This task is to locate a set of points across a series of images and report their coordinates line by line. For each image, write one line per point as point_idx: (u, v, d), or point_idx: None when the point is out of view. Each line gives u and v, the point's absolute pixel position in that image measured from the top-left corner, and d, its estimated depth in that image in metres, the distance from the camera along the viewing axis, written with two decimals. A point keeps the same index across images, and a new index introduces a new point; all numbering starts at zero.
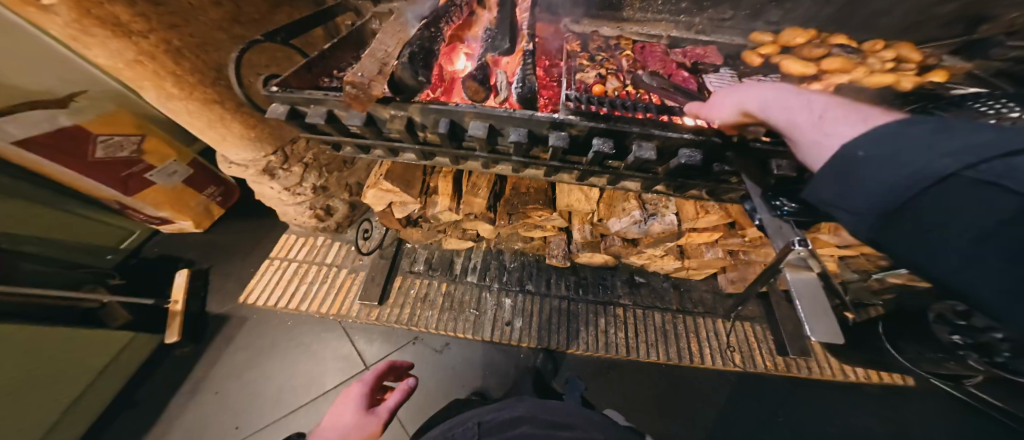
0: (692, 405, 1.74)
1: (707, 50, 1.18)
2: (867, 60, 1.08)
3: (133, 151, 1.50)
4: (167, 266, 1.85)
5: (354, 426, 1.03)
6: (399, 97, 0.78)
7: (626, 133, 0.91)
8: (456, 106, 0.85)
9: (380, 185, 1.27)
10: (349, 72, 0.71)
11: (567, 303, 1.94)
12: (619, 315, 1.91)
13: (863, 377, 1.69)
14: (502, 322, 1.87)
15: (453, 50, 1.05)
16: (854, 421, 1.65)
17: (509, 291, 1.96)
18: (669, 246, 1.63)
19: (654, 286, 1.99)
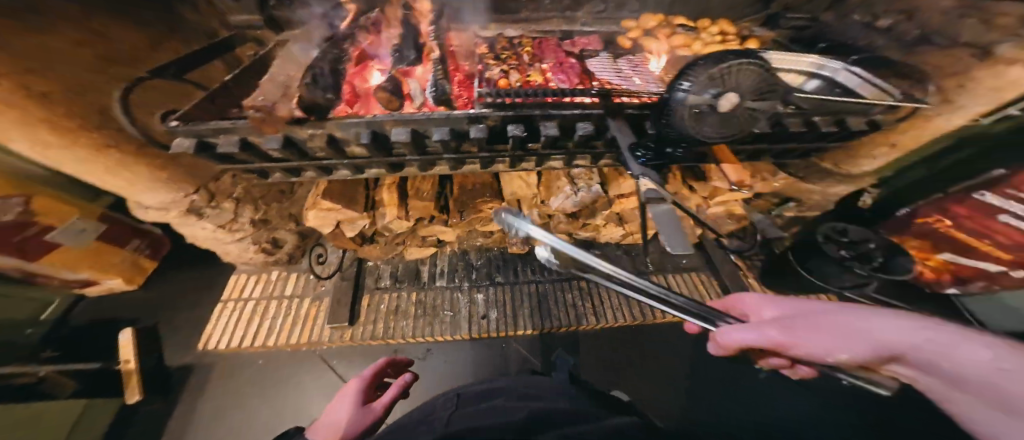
0: (662, 358, 1.88)
1: (591, 39, 1.35)
2: (699, 35, 1.22)
3: (21, 213, 1.26)
4: (106, 330, 1.72)
5: (355, 418, 1.00)
6: (313, 117, 0.83)
7: (531, 118, 1.06)
8: (375, 117, 0.92)
9: (321, 204, 1.29)
10: (250, 99, 0.75)
11: (534, 286, 2.06)
12: (584, 287, 2.06)
13: None
14: (478, 316, 1.94)
15: (365, 68, 1.08)
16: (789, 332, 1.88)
17: (480, 286, 2.04)
18: (607, 214, 1.81)
19: (609, 256, 2.14)
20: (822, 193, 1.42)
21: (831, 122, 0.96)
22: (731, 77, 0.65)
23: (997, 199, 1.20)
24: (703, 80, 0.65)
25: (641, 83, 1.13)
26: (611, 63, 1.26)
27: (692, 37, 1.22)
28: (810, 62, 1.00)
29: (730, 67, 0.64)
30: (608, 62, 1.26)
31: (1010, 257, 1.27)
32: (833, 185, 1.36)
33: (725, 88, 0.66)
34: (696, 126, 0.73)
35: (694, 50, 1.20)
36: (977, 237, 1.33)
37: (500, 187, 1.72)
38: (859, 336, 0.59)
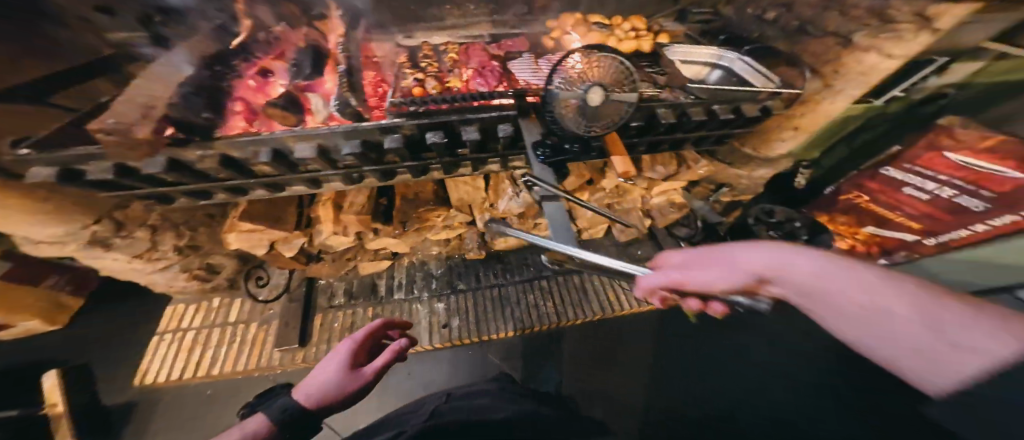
0: (635, 347, 1.82)
1: (517, 41, 1.31)
2: (613, 31, 1.23)
3: None
4: (30, 375, 1.59)
5: (338, 383, 0.82)
6: (196, 138, 0.78)
7: (449, 124, 1.01)
8: (270, 133, 0.84)
9: (239, 226, 1.21)
10: (94, 121, 0.64)
11: (497, 290, 2.00)
12: (546, 286, 2.00)
13: None
14: (439, 325, 1.88)
15: (267, 84, 1.03)
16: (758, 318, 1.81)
17: (441, 295, 1.97)
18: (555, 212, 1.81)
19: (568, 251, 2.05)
20: (752, 178, 1.46)
21: (728, 110, 1.00)
22: (596, 73, 0.74)
23: (902, 173, 1.27)
24: (571, 73, 0.73)
25: None
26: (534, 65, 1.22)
27: (608, 34, 1.22)
28: (710, 53, 1.08)
29: (593, 67, 0.74)
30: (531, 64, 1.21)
31: (922, 225, 1.34)
32: (759, 170, 1.40)
33: (593, 81, 0.73)
34: (574, 116, 0.73)
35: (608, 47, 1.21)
36: (892, 210, 1.41)
37: (445, 193, 1.71)
38: (743, 266, 0.57)
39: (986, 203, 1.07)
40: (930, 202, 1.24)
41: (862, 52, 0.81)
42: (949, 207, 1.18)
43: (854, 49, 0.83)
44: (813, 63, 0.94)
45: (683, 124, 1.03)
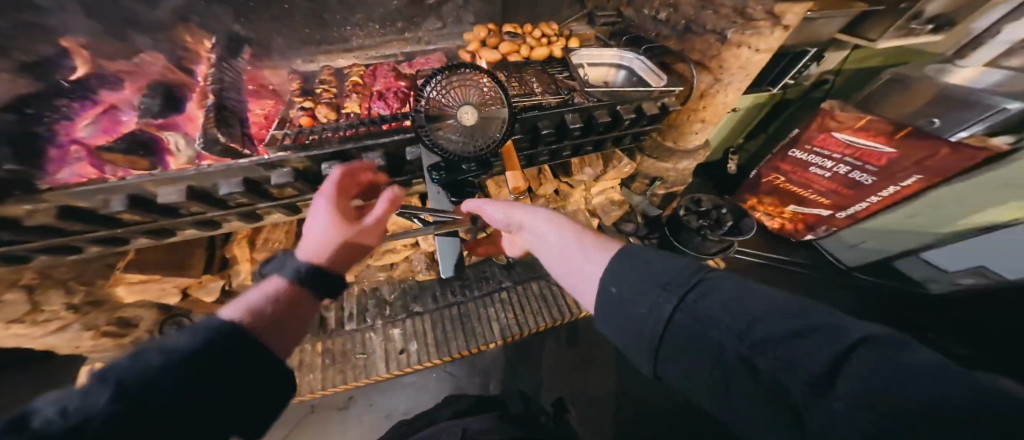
0: (599, 345, 1.85)
1: (430, 58, 1.04)
2: (525, 40, 1.13)
3: None
4: None
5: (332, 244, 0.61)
6: (18, 191, 0.67)
7: (346, 153, 0.83)
8: (123, 179, 0.72)
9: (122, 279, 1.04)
10: None
11: (457, 309, 1.80)
12: (506, 299, 1.85)
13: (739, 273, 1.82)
14: (396, 351, 1.68)
15: (105, 121, 0.87)
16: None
17: (396, 320, 1.75)
18: None
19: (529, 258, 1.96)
20: (684, 170, 1.51)
21: (631, 110, 1.03)
22: (472, 91, 0.64)
23: (806, 155, 1.39)
24: (441, 85, 0.62)
25: None
26: None
27: (520, 43, 1.12)
28: (613, 55, 1.11)
29: (470, 82, 0.64)
30: None
31: (830, 201, 1.47)
32: (686, 160, 1.44)
33: (467, 100, 0.63)
34: (443, 133, 0.61)
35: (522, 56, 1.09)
36: (804, 187, 1.51)
37: None
38: (518, 206, 0.61)
39: (873, 178, 1.26)
40: (832, 179, 1.39)
41: (734, 50, 0.95)
42: (847, 183, 1.35)
43: (729, 49, 0.95)
44: (705, 60, 1.04)
45: (589, 127, 1.04)
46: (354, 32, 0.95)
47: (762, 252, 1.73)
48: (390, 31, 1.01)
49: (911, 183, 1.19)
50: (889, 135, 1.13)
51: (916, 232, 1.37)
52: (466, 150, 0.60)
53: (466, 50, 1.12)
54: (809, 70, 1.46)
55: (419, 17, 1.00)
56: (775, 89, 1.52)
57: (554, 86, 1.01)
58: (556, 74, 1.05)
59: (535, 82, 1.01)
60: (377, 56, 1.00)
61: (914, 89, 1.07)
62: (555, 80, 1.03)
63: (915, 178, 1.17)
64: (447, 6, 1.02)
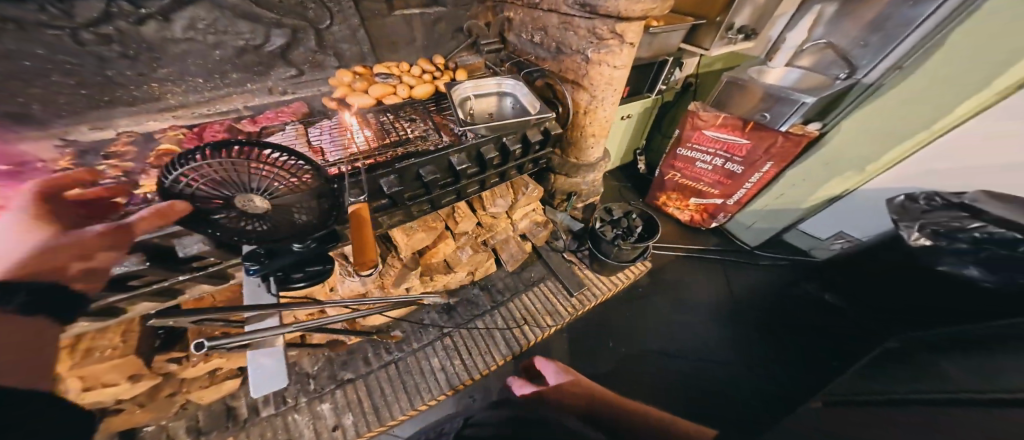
0: None
1: (288, 110, 0.90)
2: (401, 79, 1.02)
3: None
4: None
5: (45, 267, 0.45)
6: None
7: (145, 243, 0.61)
8: None
9: None
10: None
11: (398, 363, 1.33)
12: (473, 330, 1.44)
13: (695, 250, 1.82)
14: (328, 428, 1.15)
15: None
16: (666, 312, 1.57)
17: (325, 391, 1.23)
18: (428, 263, 1.36)
19: (491, 282, 1.61)
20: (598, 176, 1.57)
21: (517, 140, 1.01)
22: (269, 172, 0.50)
23: (690, 152, 1.63)
24: (198, 173, 0.46)
25: (325, 159, 0.76)
26: (300, 138, 0.80)
27: (395, 82, 1.01)
28: (495, 84, 1.06)
29: (262, 165, 0.49)
30: (295, 138, 0.80)
31: (719, 191, 1.67)
32: (594, 171, 1.50)
33: (257, 187, 0.50)
34: (223, 219, 0.52)
35: (401, 97, 0.99)
36: (697, 181, 1.70)
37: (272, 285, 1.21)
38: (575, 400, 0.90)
39: (742, 167, 1.52)
40: (715, 171, 1.62)
41: (596, 67, 1.06)
42: (727, 174, 1.59)
43: (593, 65, 1.06)
44: (575, 78, 1.13)
45: (481, 164, 0.99)
46: (165, 88, 0.79)
47: (686, 245, 1.84)
48: (219, 83, 0.85)
49: (768, 168, 1.46)
50: (741, 128, 1.41)
51: (786, 209, 1.58)
52: (277, 232, 0.57)
53: (332, 95, 0.97)
54: (674, 75, 1.70)
55: (258, 65, 0.88)
56: (654, 94, 1.72)
57: (437, 123, 0.94)
58: (436, 109, 0.98)
59: (414, 123, 0.92)
60: (209, 113, 0.86)
61: (747, 88, 1.36)
62: (434, 116, 0.96)
63: (769, 164, 1.44)
64: (296, 50, 0.91)
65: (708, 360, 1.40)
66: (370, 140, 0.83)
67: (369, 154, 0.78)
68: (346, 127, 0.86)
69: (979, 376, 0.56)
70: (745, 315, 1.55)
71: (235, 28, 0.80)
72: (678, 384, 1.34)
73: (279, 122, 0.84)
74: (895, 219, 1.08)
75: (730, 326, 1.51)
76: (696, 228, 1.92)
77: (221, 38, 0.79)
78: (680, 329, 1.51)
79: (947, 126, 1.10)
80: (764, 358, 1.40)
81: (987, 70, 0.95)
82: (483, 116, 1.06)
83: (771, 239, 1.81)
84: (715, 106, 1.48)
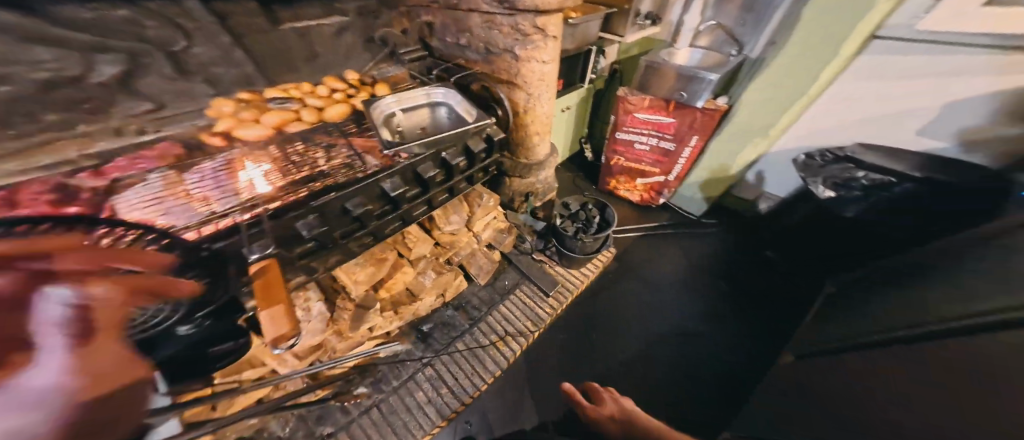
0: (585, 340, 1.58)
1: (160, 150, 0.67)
2: (306, 102, 0.87)
3: None
4: None
5: None
6: None
7: None
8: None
9: None
10: None
11: (381, 404, 1.18)
12: (465, 351, 1.35)
13: (649, 225, 1.94)
14: None
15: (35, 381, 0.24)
16: (645, 291, 1.66)
17: None
18: (387, 296, 1.22)
19: (464, 298, 1.52)
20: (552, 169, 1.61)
21: (458, 153, 0.92)
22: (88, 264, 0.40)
23: (629, 135, 1.71)
24: None
25: (215, 209, 0.61)
26: (176, 186, 0.62)
27: (299, 106, 0.85)
28: (422, 94, 0.96)
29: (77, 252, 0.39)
30: (169, 185, 0.61)
31: (659, 169, 1.80)
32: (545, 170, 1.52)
33: None
34: None
35: (310, 122, 0.83)
36: (638, 163, 1.81)
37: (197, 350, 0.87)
38: None
39: (673, 144, 1.66)
40: (652, 151, 1.73)
41: (525, 63, 1.04)
42: (663, 152, 1.71)
43: (521, 61, 1.03)
44: (506, 78, 1.09)
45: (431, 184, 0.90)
46: None
47: (639, 225, 1.96)
48: (25, 130, 0.59)
49: (694, 142, 1.62)
50: (665, 108, 1.54)
51: (714, 179, 1.76)
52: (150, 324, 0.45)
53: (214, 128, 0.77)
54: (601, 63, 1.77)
55: (90, 101, 0.65)
56: (585, 84, 1.77)
57: (365, 142, 0.81)
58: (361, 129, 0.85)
59: (334, 149, 0.78)
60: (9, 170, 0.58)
61: (661, 70, 1.46)
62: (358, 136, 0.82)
63: (694, 137, 1.60)
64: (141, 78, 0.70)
65: (696, 330, 1.52)
66: (271, 177, 0.68)
67: (273, 197, 0.65)
68: (239, 165, 0.69)
69: (917, 310, 0.66)
70: (703, 287, 1.67)
71: (31, 56, 0.59)
72: (679, 359, 1.42)
73: (139, 171, 0.62)
74: (802, 175, 1.32)
75: (706, 294, 1.64)
76: (645, 206, 2.04)
77: (8, 69, 0.56)
78: (662, 305, 1.60)
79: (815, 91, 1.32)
80: (733, 317, 1.56)
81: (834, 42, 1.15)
82: (414, 132, 0.96)
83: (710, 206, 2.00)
84: (640, 90, 1.57)
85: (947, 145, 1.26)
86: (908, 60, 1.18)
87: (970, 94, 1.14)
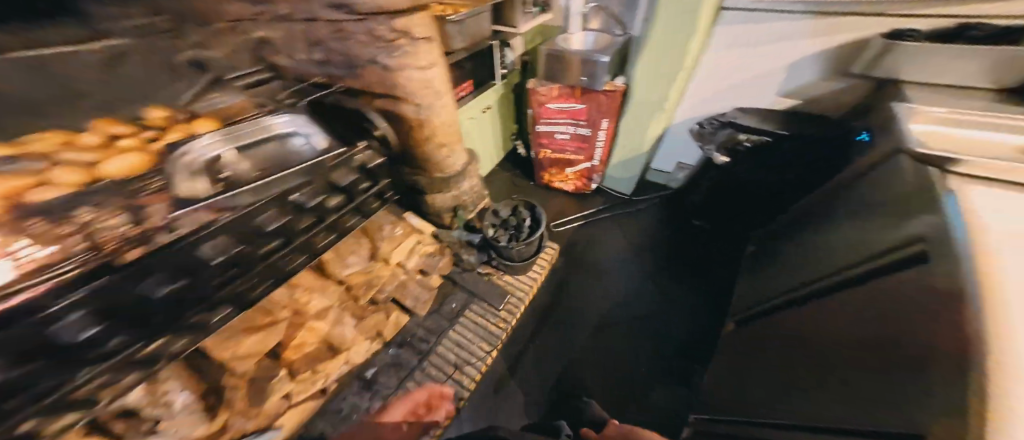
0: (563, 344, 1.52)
1: None
2: (58, 155, 0.61)
3: None
4: None
5: None
6: None
7: None
8: None
9: None
10: None
11: None
12: (429, 388, 1.22)
13: (590, 212, 2.00)
14: None
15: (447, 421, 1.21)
16: (603, 279, 1.69)
17: None
18: (298, 354, 1.11)
19: (408, 333, 1.42)
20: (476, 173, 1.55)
21: (319, 190, 0.83)
22: None
23: (548, 127, 1.77)
24: None
25: None
26: None
27: (46, 162, 0.59)
28: (261, 127, 0.78)
29: None
30: None
31: (583, 156, 1.87)
32: (462, 180, 1.48)
33: None
34: None
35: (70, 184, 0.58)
36: (563, 152, 1.88)
37: None
38: None
39: (589, 129, 1.73)
40: (573, 138, 1.80)
41: (400, 73, 0.91)
42: (581, 138, 1.78)
43: (395, 71, 0.90)
44: (383, 91, 0.96)
45: (349, 191, 0.93)
46: None
47: (579, 213, 1.99)
48: None
49: (606, 124, 1.70)
50: (573, 95, 1.61)
51: (633, 157, 1.83)
52: None
53: None
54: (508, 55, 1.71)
55: None
56: (497, 82, 1.72)
57: (171, 198, 0.61)
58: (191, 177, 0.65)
59: (122, 213, 0.56)
60: None
61: (563, 59, 1.47)
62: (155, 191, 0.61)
63: (605, 120, 1.67)
64: None
65: (656, 304, 1.60)
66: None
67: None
68: None
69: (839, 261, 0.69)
70: (654, 266, 1.75)
71: None
72: (650, 336, 1.48)
73: None
74: (701, 144, 1.52)
75: (658, 268, 1.74)
76: (581, 194, 2.08)
77: None
78: (622, 289, 1.66)
79: (689, 63, 1.42)
80: (686, 283, 1.67)
81: (690, 16, 1.25)
82: (252, 174, 0.71)
83: (638, 183, 2.13)
84: (548, 80, 1.59)
85: (798, 102, 1.47)
86: (754, 28, 1.36)
87: (802, 55, 1.34)
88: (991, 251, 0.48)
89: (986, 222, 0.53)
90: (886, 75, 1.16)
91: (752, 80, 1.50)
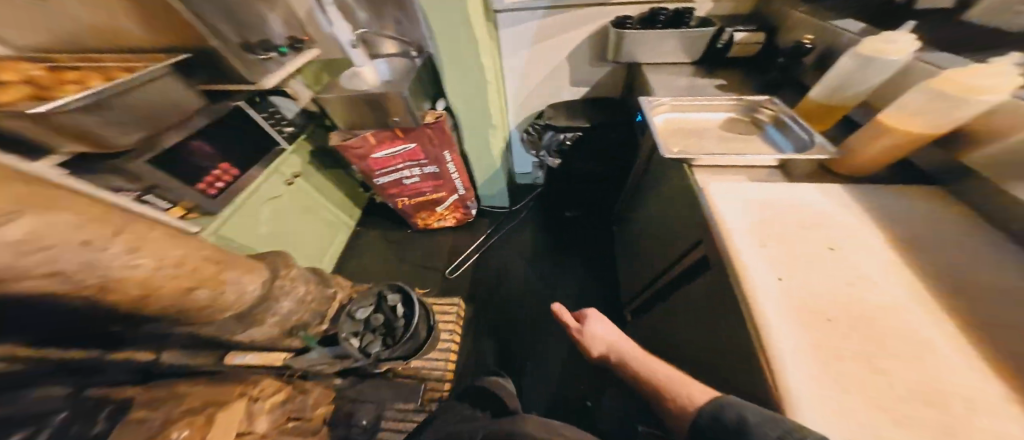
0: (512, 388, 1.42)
1: None
2: None
3: None
4: None
5: None
6: None
7: None
8: None
9: None
10: None
11: None
12: None
13: (474, 242, 1.96)
14: None
15: None
16: (519, 303, 1.69)
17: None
18: None
19: None
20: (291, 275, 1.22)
21: None
22: None
23: (389, 176, 1.53)
24: None
25: None
26: None
27: None
28: None
29: None
30: None
31: (443, 191, 1.69)
32: (276, 303, 1.15)
33: None
34: None
35: None
36: (422, 194, 1.69)
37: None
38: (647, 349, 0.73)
39: (435, 166, 1.53)
40: (423, 178, 1.59)
41: None
42: (433, 176, 1.59)
43: None
44: None
45: None
46: None
47: (471, 245, 1.95)
48: None
49: (450, 156, 1.50)
50: (396, 137, 1.35)
51: (491, 173, 1.78)
52: None
53: None
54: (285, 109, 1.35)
55: None
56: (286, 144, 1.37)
57: None
58: None
59: None
60: None
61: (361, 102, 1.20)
62: None
63: (446, 152, 1.47)
64: None
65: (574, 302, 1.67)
66: None
67: None
68: None
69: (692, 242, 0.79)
70: (561, 271, 1.80)
71: None
72: None
73: None
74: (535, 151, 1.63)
75: (564, 266, 1.82)
76: (467, 222, 2.03)
77: None
78: (541, 302, 1.68)
79: (490, 72, 1.30)
80: (593, 269, 1.79)
81: (461, 25, 1.10)
82: None
83: (513, 191, 2.21)
84: (355, 128, 1.32)
85: (586, 88, 1.70)
86: (528, 29, 1.47)
87: (571, 47, 1.53)
88: (749, 275, 0.59)
89: (741, 240, 0.65)
90: (630, 61, 1.40)
91: (549, 74, 1.64)
